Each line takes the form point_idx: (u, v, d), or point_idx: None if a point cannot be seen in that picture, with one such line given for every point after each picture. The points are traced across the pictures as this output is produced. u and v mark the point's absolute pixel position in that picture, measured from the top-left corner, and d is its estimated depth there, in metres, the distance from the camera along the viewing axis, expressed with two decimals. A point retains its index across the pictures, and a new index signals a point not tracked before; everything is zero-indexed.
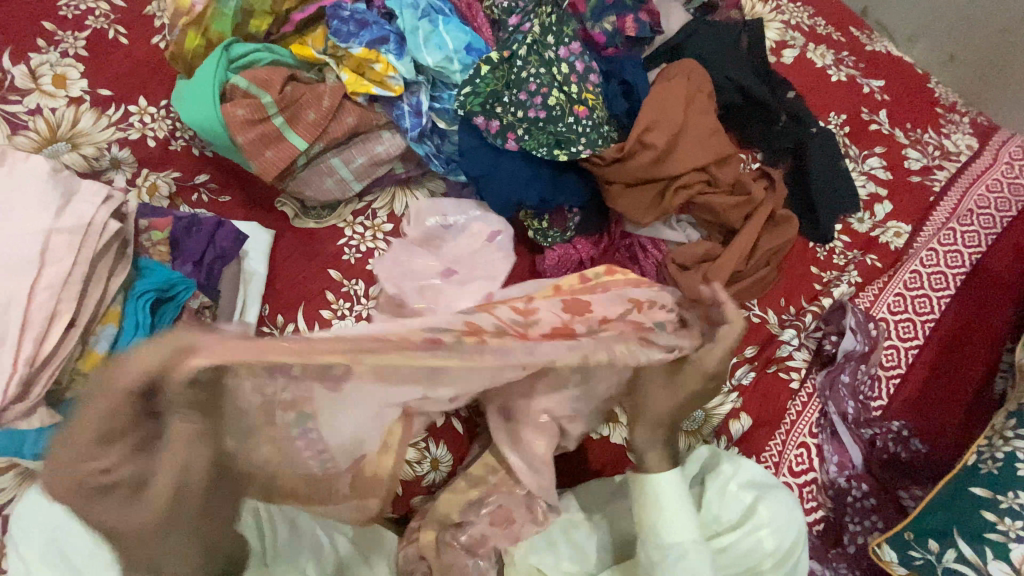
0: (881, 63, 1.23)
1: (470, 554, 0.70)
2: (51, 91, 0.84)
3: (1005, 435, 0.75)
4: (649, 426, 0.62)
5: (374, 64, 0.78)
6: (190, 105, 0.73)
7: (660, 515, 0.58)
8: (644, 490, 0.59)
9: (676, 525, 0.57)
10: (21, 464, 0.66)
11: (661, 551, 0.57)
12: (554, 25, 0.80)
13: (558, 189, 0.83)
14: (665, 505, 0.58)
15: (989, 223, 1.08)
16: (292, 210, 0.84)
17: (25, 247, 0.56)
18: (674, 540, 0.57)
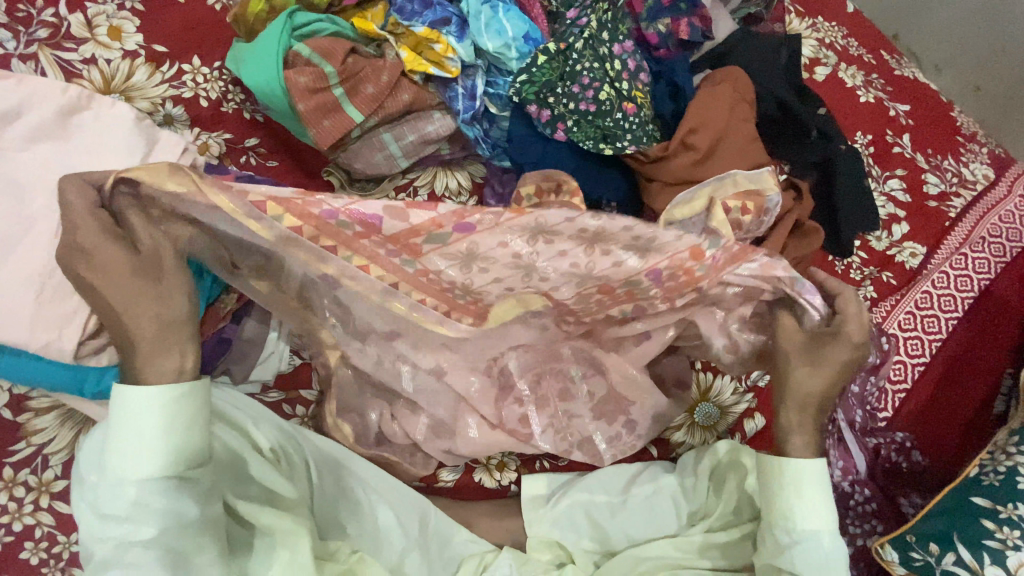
0: (908, 88, 1.26)
1: (495, 518, 0.74)
2: (106, 42, 0.84)
3: (1007, 450, 0.80)
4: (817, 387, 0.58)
5: (434, 44, 0.80)
6: (251, 68, 0.75)
7: (805, 511, 0.57)
8: (787, 474, 0.58)
9: (813, 515, 0.57)
10: (64, 406, 0.67)
11: (791, 537, 0.57)
12: (610, 23, 0.82)
13: (595, 182, 0.86)
14: (803, 494, 0.57)
15: (999, 251, 1.12)
16: (338, 180, 0.86)
17: None
18: (805, 527, 0.57)
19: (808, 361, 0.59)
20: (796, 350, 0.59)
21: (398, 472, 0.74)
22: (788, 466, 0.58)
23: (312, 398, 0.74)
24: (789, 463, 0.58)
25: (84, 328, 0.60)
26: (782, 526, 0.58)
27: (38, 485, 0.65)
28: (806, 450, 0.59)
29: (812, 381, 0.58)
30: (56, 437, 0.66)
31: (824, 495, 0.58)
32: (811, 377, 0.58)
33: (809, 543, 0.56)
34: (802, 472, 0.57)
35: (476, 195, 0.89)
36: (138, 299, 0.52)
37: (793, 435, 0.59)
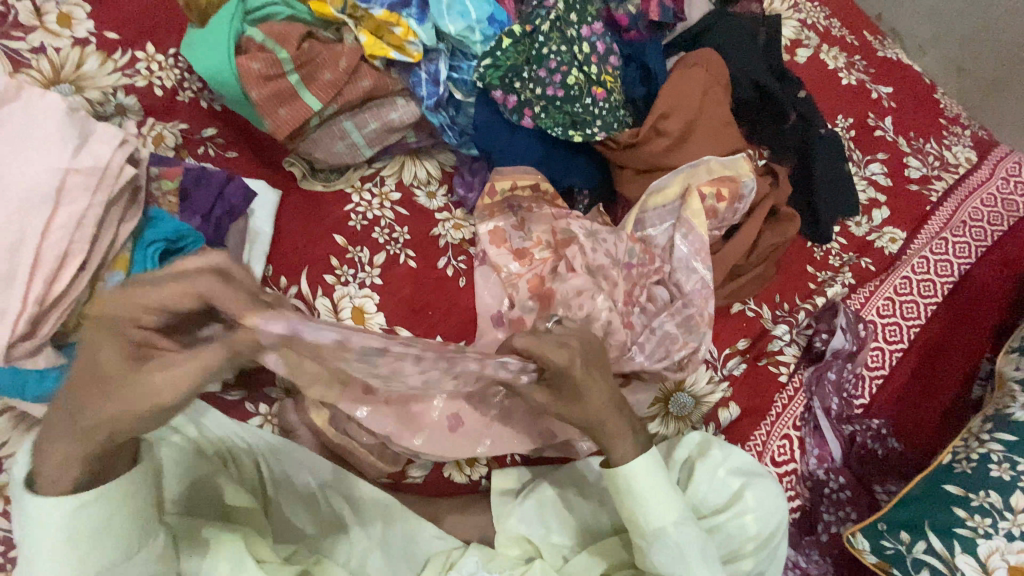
0: (890, 69, 1.24)
1: (465, 514, 0.73)
2: (55, 30, 0.79)
3: (980, 437, 0.80)
4: (587, 416, 0.60)
5: (394, 28, 0.77)
6: (200, 55, 0.72)
7: (636, 513, 0.62)
8: (618, 485, 0.62)
9: (652, 515, 0.61)
10: (16, 409, 0.66)
11: (647, 539, 0.62)
12: (578, 3, 0.79)
13: (565, 168, 0.84)
14: (641, 499, 0.61)
15: (979, 235, 1.11)
16: (300, 170, 0.83)
17: (40, 185, 0.55)
18: (656, 526, 0.61)
19: (576, 399, 0.59)
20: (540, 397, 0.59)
21: (367, 471, 0.72)
22: (616, 478, 0.62)
23: (277, 396, 0.71)
24: (619, 475, 0.62)
25: (13, 330, 0.54)
26: (637, 534, 0.62)
27: None
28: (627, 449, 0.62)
29: (589, 410, 0.60)
30: (9, 440, 0.65)
31: (659, 488, 0.62)
32: (583, 409, 0.60)
33: (665, 542, 0.61)
34: (630, 485, 0.61)
35: (446, 185, 0.87)
36: (157, 395, 0.48)
37: (615, 448, 0.61)
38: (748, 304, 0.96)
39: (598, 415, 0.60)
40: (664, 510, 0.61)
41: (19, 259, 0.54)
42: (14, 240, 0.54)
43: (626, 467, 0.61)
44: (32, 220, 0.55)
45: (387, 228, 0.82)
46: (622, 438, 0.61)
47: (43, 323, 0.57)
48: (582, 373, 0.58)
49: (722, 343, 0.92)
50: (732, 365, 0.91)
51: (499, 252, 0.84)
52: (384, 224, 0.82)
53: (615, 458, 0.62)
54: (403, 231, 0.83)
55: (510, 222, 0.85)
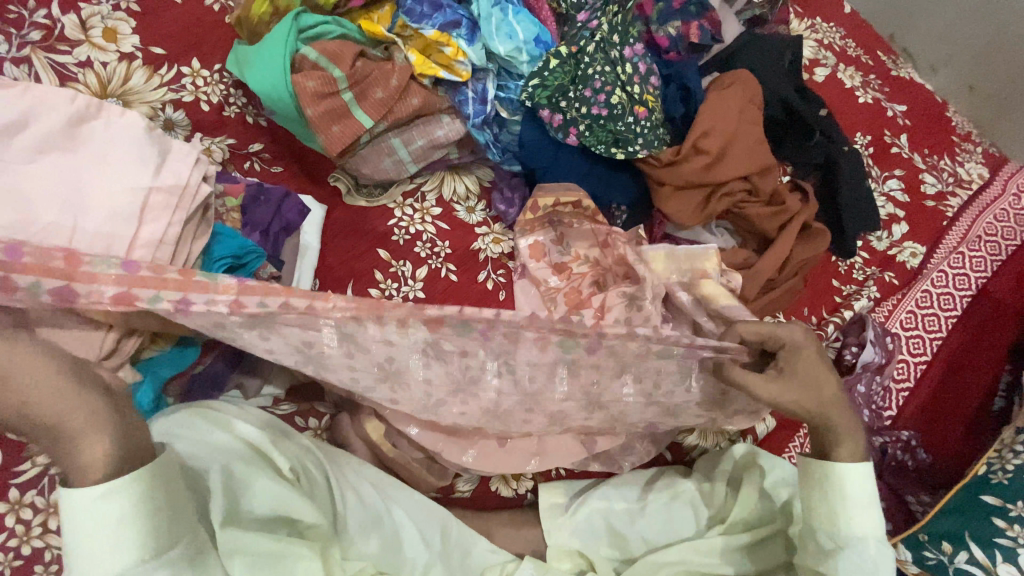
0: (904, 88, 1.28)
1: (514, 528, 0.73)
2: (102, 45, 0.80)
3: (1014, 448, 0.82)
4: (822, 407, 0.61)
5: (443, 47, 0.78)
6: (256, 73, 0.73)
7: (837, 511, 0.61)
8: (826, 479, 0.62)
9: (854, 518, 0.60)
10: None
11: (835, 542, 0.60)
12: (621, 25, 0.82)
13: (605, 185, 0.86)
14: (844, 497, 0.61)
15: (995, 249, 1.14)
16: (345, 186, 0.84)
17: (125, 203, 0.56)
18: (850, 532, 0.60)
19: (802, 383, 0.61)
20: (765, 388, 0.61)
21: (417, 484, 0.73)
22: (827, 474, 0.61)
23: (326, 410, 0.73)
24: (832, 473, 0.61)
25: None
26: (826, 530, 0.61)
27: (46, 506, 0.62)
28: (849, 451, 0.62)
29: (822, 398, 0.61)
30: None
31: (867, 496, 0.61)
32: (812, 395, 0.61)
33: (856, 548, 0.59)
34: (842, 481, 0.60)
35: (485, 200, 0.89)
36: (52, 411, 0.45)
37: (844, 443, 0.62)
38: (778, 318, 0.97)
39: (829, 403, 0.61)
40: (869, 516, 0.60)
41: None
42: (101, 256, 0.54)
43: (842, 465, 0.61)
44: (122, 238, 0.55)
45: (430, 242, 0.83)
46: (851, 431, 0.62)
47: (127, 340, 0.58)
48: (811, 356, 0.63)
49: None
50: None
51: (540, 266, 0.85)
52: (426, 238, 0.83)
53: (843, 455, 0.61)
54: (446, 245, 0.84)
55: (549, 236, 0.87)
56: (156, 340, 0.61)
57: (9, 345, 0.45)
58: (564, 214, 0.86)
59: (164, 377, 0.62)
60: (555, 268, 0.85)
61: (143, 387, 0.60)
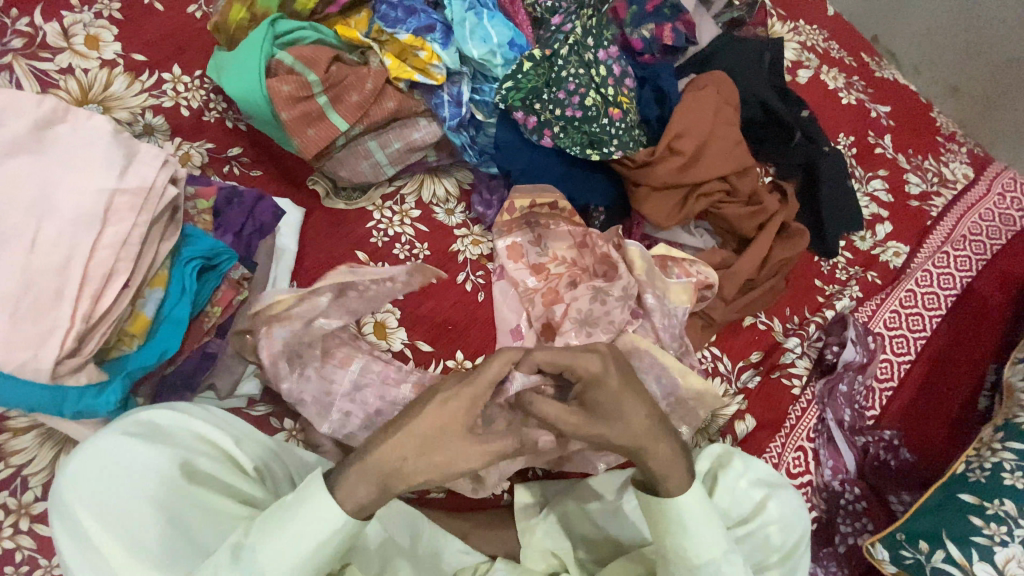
0: (887, 89, 1.28)
1: (489, 529, 0.73)
2: (84, 52, 0.81)
3: (992, 446, 0.81)
4: (630, 435, 0.57)
5: (418, 52, 0.79)
6: (233, 78, 0.74)
7: (682, 542, 0.58)
8: (664, 512, 0.59)
9: (701, 547, 0.58)
10: (44, 425, 0.66)
11: (690, 570, 0.58)
12: (595, 28, 0.82)
13: (582, 187, 0.87)
14: (691, 530, 0.58)
15: (980, 249, 1.14)
16: (324, 189, 0.85)
17: (90, 205, 0.57)
18: (703, 560, 0.58)
19: (603, 416, 0.58)
20: (567, 418, 0.57)
21: (393, 485, 0.73)
22: (663, 505, 0.59)
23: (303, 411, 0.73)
24: (666, 502, 0.59)
25: (62, 347, 0.55)
26: (680, 565, 0.59)
27: (17, 507, 0.62)
28: (674, 474, 0.58)
29: (618, 431, 0.57)
30: (36, 457, 0.65)
31: (711, 517, 0.59)
32: (611, 428, 0.57)
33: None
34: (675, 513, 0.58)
35: (464, 202, 0.89)
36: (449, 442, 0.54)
37: (662, 477, 0.58)
38: (759, 317, 0.97)
39: (637, 436, 0.57)
40: (713, 543, 0.58)
41: (68, 277, 0.55)
42: (63, 257, 0.55)
43: (674, 494, 0.58)
44: (83, 238, 0.56)
45: (408, 244, 0.84)
46: (672, 464, 0.58)
47: (89, 338, 0.58)
48: (610, 384, 0.59)
49: (735, 356, 0.93)
50: (747, 379, 0.93)
51: (518, 267, 0.85)
52: (405, 240, 0.84)
53: (670, 486, 0.58)
54: (424, 247, 0.84)
55: (527, 237, 0.87)
56: (125, 339, 0.62)
57: (489, 377, 0.56)
58: (540, 214, 0.87)
59: (134, 377, 0.62)
60: (533, 269, 0.86)
61: (110, 386, 0.60)
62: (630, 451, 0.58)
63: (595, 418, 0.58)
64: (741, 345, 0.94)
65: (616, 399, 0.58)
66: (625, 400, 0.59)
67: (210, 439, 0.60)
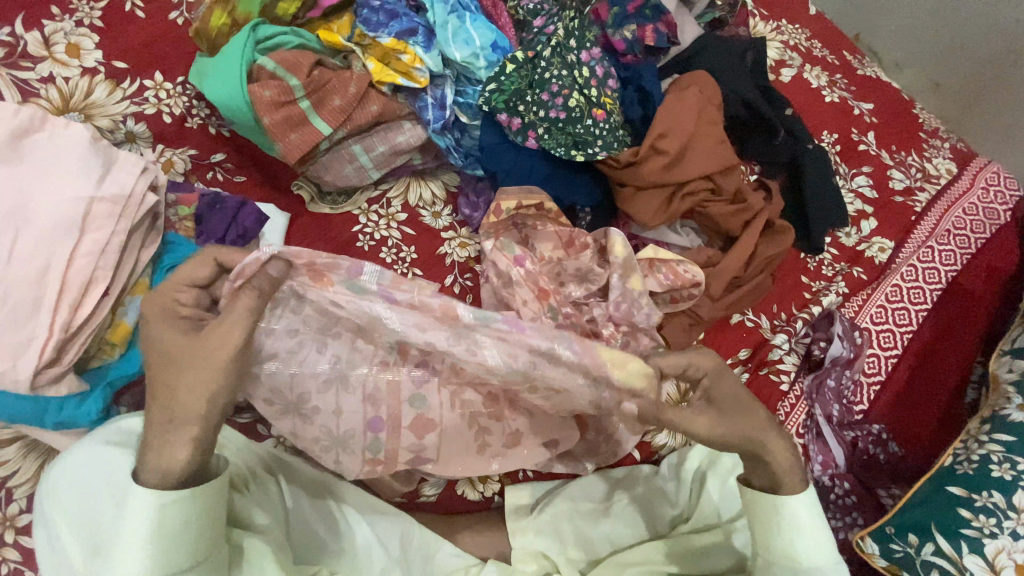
0: (870, 86, 1.29)
1: (479, 531, 0.73)
2: (64, 60, 0.80)
3: (979, 439, 0.82)
4: (754, 432, 0.60)
5: (401, 55, 0.80)
6: (214, 83, 0.74)
7: (797, 548, 0.57)
8: (777, 516, 0.58)
9: (810, 551, 0.57)
10: (27, 436, 0.66)
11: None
12: (577, 30, 0.83)
13: (568, 187, 0.87)
14: (794, 529, 0.58)
15: (964, 243, 1.15)
16: (308, 194, 0.84)
17: (68, 213, 0.56)
18: (812, 564, 0.57)
19: (740, 416, 0.60)
20: (710, 421, 0.58)
21: (380, 490, 0.73)
22: (777, 505, 0.58)
23: None
24: (786, 501, 0.58)
25: (40, 357, 0.54)
26: (791, 569, 0.57)
27: (2, 519, 0.61)
28: (791, 477, 0.60)
29: (754, 425, 0.60)
30: (19, 468, 0.64)
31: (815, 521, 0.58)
32: (745, 424, 0.60)
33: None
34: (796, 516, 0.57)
35: (451, 205, 0.89)
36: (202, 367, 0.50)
37: (782, 471, 0.59)
38: (747, 315, 0.98)
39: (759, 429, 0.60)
40: (822, 543, 0.58)
41: (45, 287, 0.55)
42: (41, 266, 0.55)
43: (792, 493, 0.58)
44: (61, 247, 0.56)
45: (395, 247, 0.84)
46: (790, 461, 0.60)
47: (69, 349, 0.57)
48: (727, 389, 0.62)
49: (723, 354, 0.94)
50: (736, 375, 0.93)
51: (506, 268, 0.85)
52: (392, 244, 0.84)
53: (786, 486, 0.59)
54: (411, 250, 0.84)
55: (515, 239, 0.87)
56: (106, 348, 0.61)
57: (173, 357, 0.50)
58: (525, 214, 0.86)
59: (114, 386, 0.62)
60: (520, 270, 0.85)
61: (91, 396, 0.60)
62: (758, 450, 0.60)
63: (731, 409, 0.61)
64: (730, 342, 0.95)
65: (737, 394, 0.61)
66: (749, 406, 0.62)
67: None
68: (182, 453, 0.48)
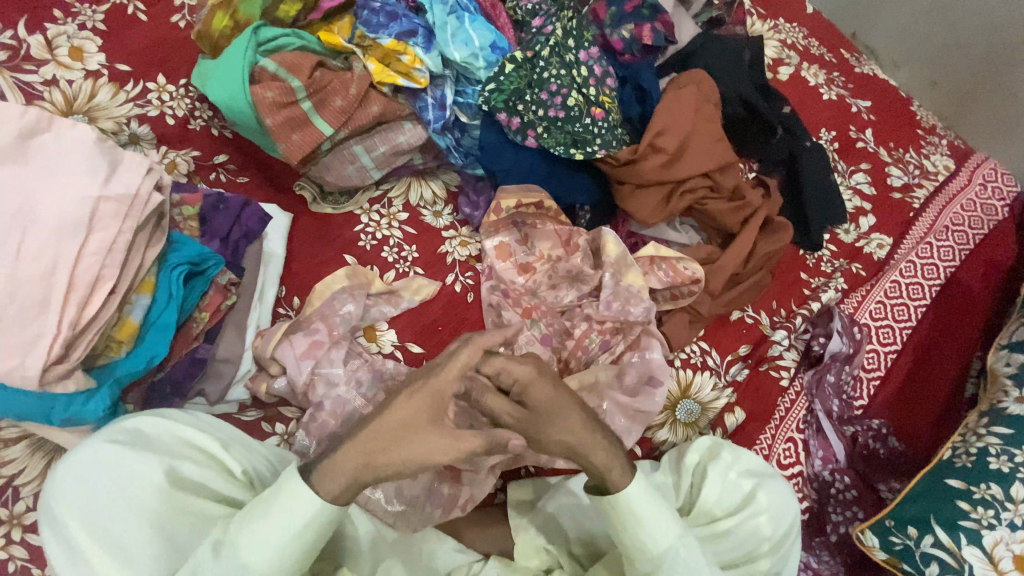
0: (868, 84, 1.30)
1: (482, 526, 0.74)
2: (68, 63, 0.81)
3: (978, 431, 0.83)
4: (570, 437, 0.60)
5: (401, 56, 0.80)
6: (216, 85, 0.75)
7: (637, 539, 0.60)
8: (616, 511, 0.61)
9: (658, 539, 0.60)
10: (34, 435, 0.67)
11: (652, 564, 0.60)
12: (575, 30, 0.84)
13: (568, 186, 0.88)
14: (643, 522, 0.60)
15: (962, 239, 1.15)
16: (310, 194, 0.85)
17: (74, 213, 0.57)
18: (660, 551, 0.60)
19: (558, 424, 0.60)
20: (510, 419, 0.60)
21: None
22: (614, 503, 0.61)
23: (292, 415, 0.73)
24: (618, 498, 0.61)
25: (48, 355, 0.55)
26: (643, 557, 0.60)
27: (8, 518, 0.62)
28: (625, 476, 0.61)
29: (573, 428, 0.60)
30: (26, 467, 0.65)
31: (664, 514, 0.61)
32: (563, 431, 0.60)
33: (672, 566, 0.60)
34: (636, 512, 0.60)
35: (452, 204, 0.90)
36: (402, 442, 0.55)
37: (608, 473, 0.60)
38: (747, 311, 0.98)
39: (575, 432, 0.60)
40: (665, 529, 0.60)
41: (53, 285, 0.56)
42: (48, 265, 0.56)
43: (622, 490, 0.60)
44: (68, 246, 0.57)
45: (396, 246, 0.84)
46: (610, 462, 0.60)
47: (76, 347, 0.58)
48: (538, 391, 0.60)
49: (724, 350, 0.94)
50: (736, 371, 0.93)
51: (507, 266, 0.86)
52: (393, 243, 0.85)
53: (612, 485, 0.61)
54: (412, 250, 0.85)
55: (515, 237, 0.88)
56: (113, 345, 0.63)
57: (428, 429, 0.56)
58: (524, 212, 0.87)
59: (121, 383, 0.63)
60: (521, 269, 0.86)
61: (98, 393, 0.60)
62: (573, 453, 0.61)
63: (534, 417, 0.60)
64: (730, 338, 0.95)
65: (548, 401, 0.60)
66: (562, 411, 0.60)
67: (195, 443, 0.59)
68: (333, 485, 0.54)
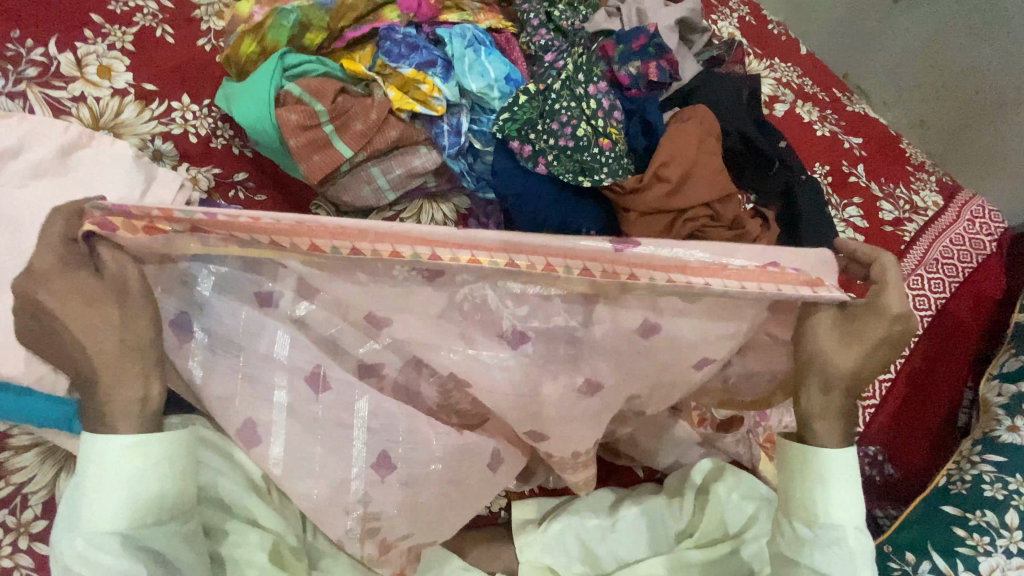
0: (859, 122, 1.36)
1: (484, 544, 0.76)
2: (96, 81, 0.84)
3: (971, 459, 0.85)
4: (841, 372, 0.60)
5: (420, 85, 0.84)
6: (243, 107, 0.78)
7: (826, 502, 0.61)
8: (808, 464, 0.62)
9: (839, 507, 0.61)
10: (45, 443, 0.67)
11: (813, 528, 0.61)
12: (585, 65, 0.88)
13: (575, 212, 0.89)
14: (831, 484, 0.61)
15: (952, 272, 1.19)
16: (327, 213, 0.89)
17: None
18: (829, 519, 0.61)
19: (821, 384, 0.61)
20: (832, 336, 0.60)
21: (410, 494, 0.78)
22: (810, 457, 0.62)
23: None
24: (818, 453, 0.61)
25: None
26: (806, 518, 0.61)
27: (16, 525, 0.64)
28: (830, 435, 0.62)
29: (836, 355, 0.60)
30: (35, 476, 0.66)
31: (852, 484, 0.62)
32: (841, 356, 0.60)
33: (831, 535, 0.60)
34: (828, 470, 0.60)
35: (461, 225, 0.94)
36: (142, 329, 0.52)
37: (819, 421, 0.62)
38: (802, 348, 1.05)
39: (840, 378, 0.60)
40: (852, 508, 0.61)
41: None
42: None
43: (830, 449, 0.61)
44: None
45: None
46: (828, 411, 0.62)
47: None
48: (876, 326, 0.58)
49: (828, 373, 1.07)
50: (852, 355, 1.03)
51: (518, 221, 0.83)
52: None
53: (823, 437, 0.62)
54: None
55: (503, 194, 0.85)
56: None
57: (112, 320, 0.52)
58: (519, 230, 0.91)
59: None
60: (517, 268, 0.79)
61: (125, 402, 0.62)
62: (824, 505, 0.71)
63: (843, 338, 0.60)
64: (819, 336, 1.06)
65: (868, 334, 0.58)
66: (878, 313, 0.58)
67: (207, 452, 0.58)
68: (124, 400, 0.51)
